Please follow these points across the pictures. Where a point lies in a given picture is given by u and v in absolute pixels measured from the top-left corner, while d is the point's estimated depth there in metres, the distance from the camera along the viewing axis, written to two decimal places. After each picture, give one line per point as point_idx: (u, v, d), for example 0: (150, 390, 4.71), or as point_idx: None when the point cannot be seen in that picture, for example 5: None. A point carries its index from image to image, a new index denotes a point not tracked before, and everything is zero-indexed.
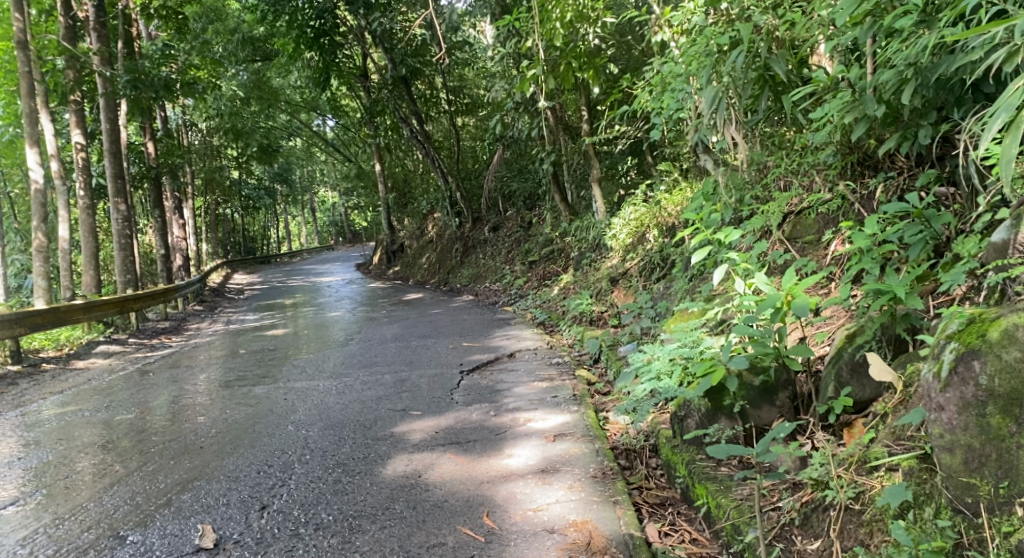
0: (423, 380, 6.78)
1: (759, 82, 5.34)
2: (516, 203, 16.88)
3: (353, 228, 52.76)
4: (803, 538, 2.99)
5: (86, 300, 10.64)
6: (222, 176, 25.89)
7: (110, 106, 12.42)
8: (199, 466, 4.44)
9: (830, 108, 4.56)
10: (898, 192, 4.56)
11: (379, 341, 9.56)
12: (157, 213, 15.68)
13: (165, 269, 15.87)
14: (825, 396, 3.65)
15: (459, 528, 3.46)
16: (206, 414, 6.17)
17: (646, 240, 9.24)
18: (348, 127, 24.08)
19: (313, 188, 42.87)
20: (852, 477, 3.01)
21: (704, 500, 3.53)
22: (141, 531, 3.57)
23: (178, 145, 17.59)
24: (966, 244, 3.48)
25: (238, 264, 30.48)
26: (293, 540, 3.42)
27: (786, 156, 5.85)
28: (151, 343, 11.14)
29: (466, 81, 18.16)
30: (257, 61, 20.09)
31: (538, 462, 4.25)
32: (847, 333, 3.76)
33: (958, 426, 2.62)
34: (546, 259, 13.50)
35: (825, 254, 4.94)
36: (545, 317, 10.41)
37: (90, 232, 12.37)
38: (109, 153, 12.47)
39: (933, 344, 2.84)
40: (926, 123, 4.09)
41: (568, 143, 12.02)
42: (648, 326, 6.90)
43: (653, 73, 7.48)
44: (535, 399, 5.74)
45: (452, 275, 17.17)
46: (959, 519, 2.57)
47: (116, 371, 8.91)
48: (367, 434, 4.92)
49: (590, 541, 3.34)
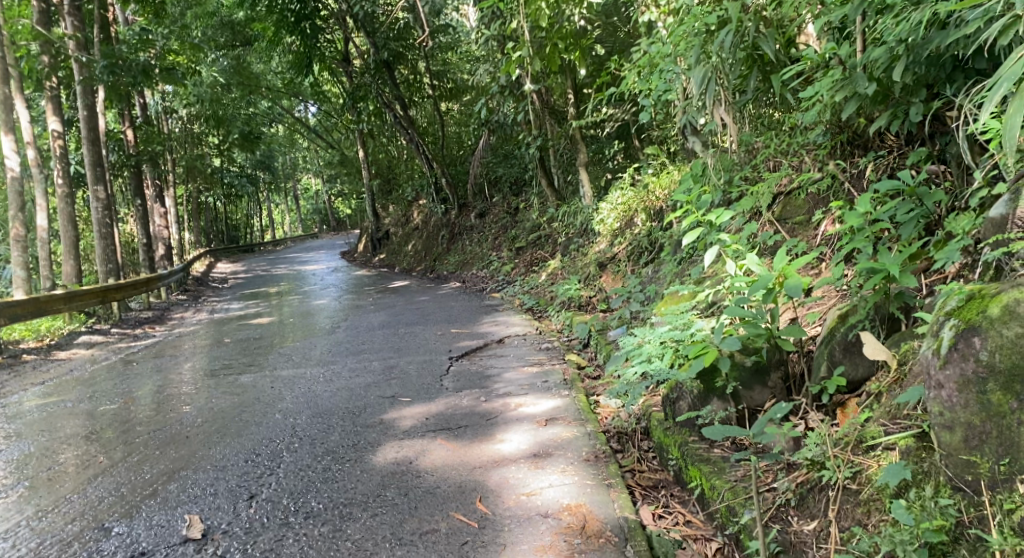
0: (412, 367, 6.73)
1: (748, 62, 5.30)
2: (503, 188, 16.80)
3: (338, 216, 52.43)
4: (799, 519, 2.97)
5: (66, 289, 10.48)
6: (204, 164, 25.56)
7: (87, 92, 12.18)
8: (185, 456, 4.36)
9: (820, 87, 4.53)
10: (888, 171, 4.55)
11: (366, 329, 9.48)
12: (138, 202, 15.45)
13: (146, 258, 15.66)
14: (818, 376, 3.64)
15: (451, 514, 3.42)
16: (191, 403, 6.09)
17: (634, 224, 9.21)
18: (331, 113, 23.85)
19: (296, 176, 42.50)
20: (849, 457, 2.99)
21: (698, 482, 3.51)
22: (127, 522, 3.50)
23: (158, 132, 17.32)
24: (959, 222, 3.46)
25: (222, 253, 30.20)
26: (282, 529, 3.36)
27: (775, 137, 5.88)
28: (134, 332, 11.00)
29: (450, 65, 18.00)
30: (237, 46, 19.80)
31: (530, 446, 4.21)
32: (840, 313, 3.75)
33: (958, 404, 2.60)
34: (533, 245, 13.44)
35: (815, 235, 4.92)
36: (534, 303, 10.37)
37: (70, 221, 12.16)
38: (87, 140, 12.21)
39: (931, 321, 2.83)
40: (917, 101, 4.07)
41: (555, 127, 11.94)
42: (638, 310, 6.88)
43: (640, 55, 7.42)
44: (525, 384, 5.71)
45: (439, 262, 17.08)
46: (959, 498, 2.55)
47: (98, 361, 8.79)
48: (357, 421, 4.86)
49: (584, 525, 3.31)
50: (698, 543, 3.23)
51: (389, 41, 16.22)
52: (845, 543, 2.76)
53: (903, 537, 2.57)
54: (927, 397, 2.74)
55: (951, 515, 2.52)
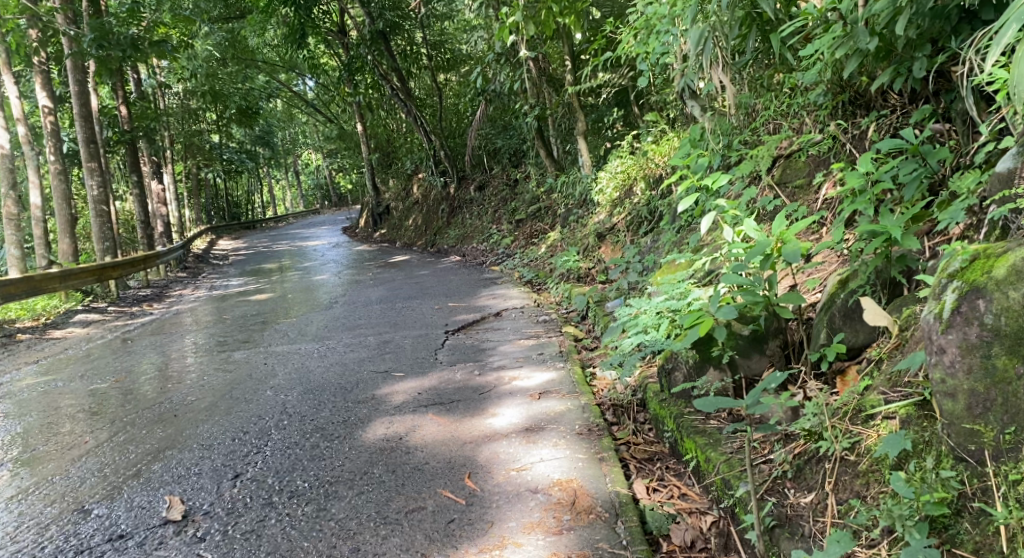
0: (407, 341, 6.64)
1: (746, 22, 5.11)
2: (502, 160, 16.59)
3: (339, 191, 52.18)
4: (796, 491, 2.86)
5: (61, 268, 10.36)
6: (201, 141, 25.31)
7: (77, 67, 11.93)
8: (171, 435, 4.28)
9: (820, 44, 4.35)
10: (891, 131, 4.40)
11: (363, 303, 9.38)
12: (134, 179, 15.26)
13: (145, 235, 15.56)
14: (817, 343, 3.53)
15: (439, 491, 3.33)
16: (184, 380, 6.00)
17: (633, 193, 9.05)
18: (328, 86, 23.57)
19: (296, 151, 42.19)
20: (848, 427, 2.88)
21: (693, 454, 3.41)
22: (108, 504, 3.42)
23: (153, 107, 17.08)
24: (964, 180, 3.31)
25: (223, 230, 30.08)
26: (265, 509, 3.27)
27: (775, 99, 5.70)
28: (132, 311, 10.90)
29: (447, 35, 17.71)
30: (231, 19, 19.46)
31: (522, 420, 4.11)
32: (840, 278, 3.62)
33: (961, 370, 2.48)
34: (532, 217, 13.28)
35: (815, 198, 4.77)
36: (532, 276, 10.25)
37: (65, 199, 12.01)
38: (79, 116, 11.96)
39: (933, 284, 2.70)
40: (921, 56, 3.90)
41: (553, 96, 11.70)
42: (636, 281, 6.74)
43: (637, 17, 7.19)
44: (521, 356, 5.61)
45: (439, 236, 16.94)
46: (963, 469, 2.44)
47: (94, 339, 8.72)
48: (348, 397, 4.77)
49: (574, 501, 3.21)
50: (692, 517, 3.13)
51: (385, 11, 15.91)
52: (842, 516, 2.65)
53: (902, 511, 2.45)
54: (928, 363, 2.62)
55: (953, 488, 2.41)
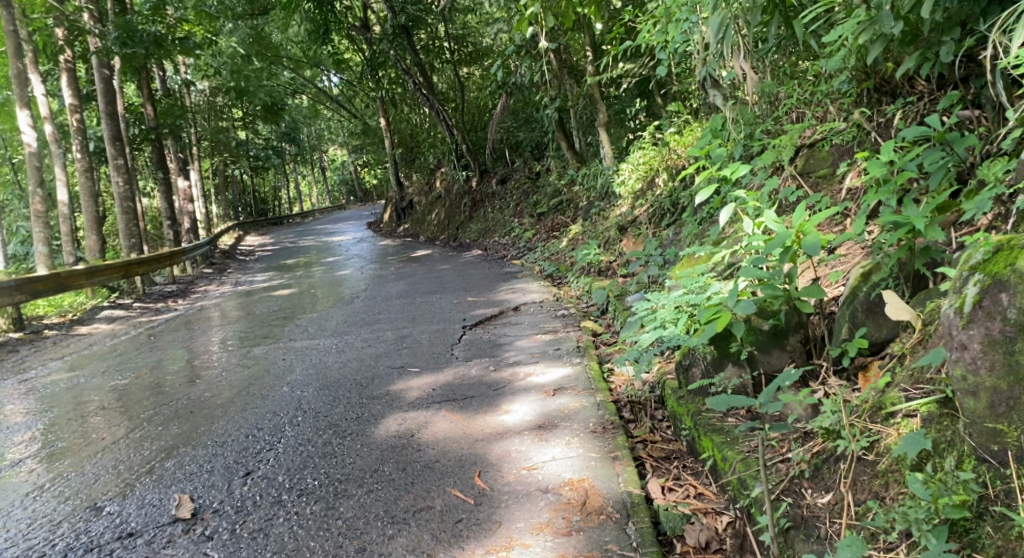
0: (425, 336, 6.61)
1: (768, 9, 4.99)
2: (524, 153, 16.50)
3: (365, 186, 52.46)
4: (813, 492, 2.76)
5: (88, 264, 10.51)
6: (227, 137, 25.56)
7: (103, 66, 12.06)
8: (187, 432, 4.28)
9: (843, 30, 4.22)
10: (918, 118, 4.28)
11: (383, 298, 9.38)
12: (161, 175, 15.43)
13: (171, 231, 15.72)
14: (839, 338, 3.42)
15: (448, 491, 3.28)
16: (203, 376, 6.02)
17: (655, 185, 8.92)
18: (351, 82, 23.65)
19: (321, 147, 42.46)
20: (867, 425, 2.77)
21: (710, 452, 3.33)
22: (120, 501, 3.45)
23: (178, 104, 17.20)
24: (992, 168, 3.17)
25: (249, 226, 30.37)
26: (274, 507, 3.26)
27: (797, 87, 5.58)
28: (157, 306, 11.02)
29: (469, 28, 17.64)
30: (255, 16, 19.59)
31: (535, 417, 4.05)
32: (862, 270, 3.51)
33: (983, 367, 2.37)
34: (554, 210, 13.17)
35: (839, 189, 4.65)
36: (553, 269, 10.15)
37: (92, 196, 12.15)
38: (106, 115, 12.07)
39: (955, 277, 2.59)
40: (949, 40, 3.76)
41: (574, 87, 11.60)
42: (656, 274, 6.63)
43: (658, 6, 7.06)
44: (537, 352, 5.56)
45: (461, 230, 16.90)
46: (986, 471, 2.32)
47: (119, 335, 8.82)
48: (363, 393, 4.75)
49: (585, 501, 3.14)
50: (708, 517, 3.05)
51: (406, 5, 15.88)
52: (860, 518, 2.55)
53: (918, 514, 2.34)
54: (948, 360, 2.50)
55: (975, 490, 2.29)
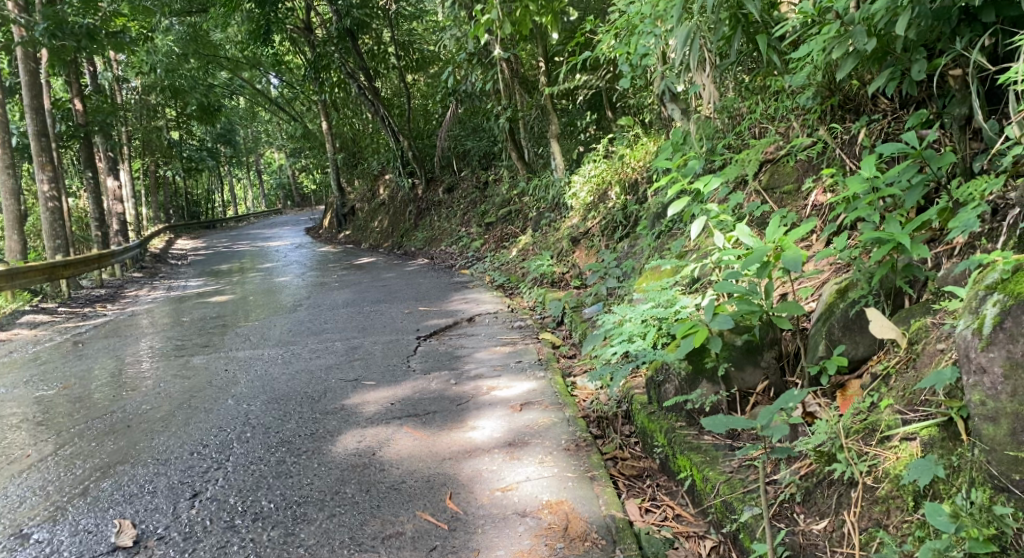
0: (377, 347, 6.34)
1: (732, 22, 4.96)
2: (471, 162, 16.37)
3: (302, 191, 51.44)
4: (806, 517, 2.73)
5: (8, 266, 9.83)
6: (159, 137, 24.54)
7: (29, 57, 11.29)
8: (124, 448, 3.93)
9: (813, 46, 4.19)
10: (883, 135, 4.28)
11: (328, 307, 9.03)
12: (89, 175, 14.60)
13: (98, 233, 14.88)
14: (816, 355, 3.38)
15: (418, 514, 3.08)
16: (137, 388, 5.61)
17: (608, 198, 8.87)
18: (293, 84, 23.06)
19: (257, 149, 41.30)
20: (863, 449, 2.73)
21: (689, 473, 3.23)
22: (49, 528, 3.12)
23: (109, 101, 16.32)
24: (975, 186, 3.16)
25: (180, 229, 29.24)
26: (226, 533, 3.00)
27: (760, 102, 5.62)
28: (84, 312, 10.38)
29: (416, 35, 17.46)
30: (194, 13, 18.87)
31: (503, 434, 3.87)
32: (839, 287, 3.48)
33: (1004, 392, 2.33)
34: (503, 221, 13.03)
35: (804, 205, 4.65)
36: (504, 280, 10.02)
37: (12, 194, 11.32)
38: (31, 108, 11.29)
39: (967, 297, 2.55)
40: (920, 58, 3.73)
41: (525, 98, 11.53)
42: (614, 287, 6.54)
43: (618, 17, 6.98)
44: (498, 365, 5.37)
45: (406, 238, 16.59)
46: (1007, 501, 2.25)
47: (43, 342, 8.23)
48: (316, 407, 4.47)
49: (567, 525, 2.99)
50: (691, 542, 2.96)
51: (353, 8, 15.34)
52: (864, 548, 2.51)
53: (945, 548, 2.27)
54: (965, 383, 2.44)
55: (1007, 523, 2.22)
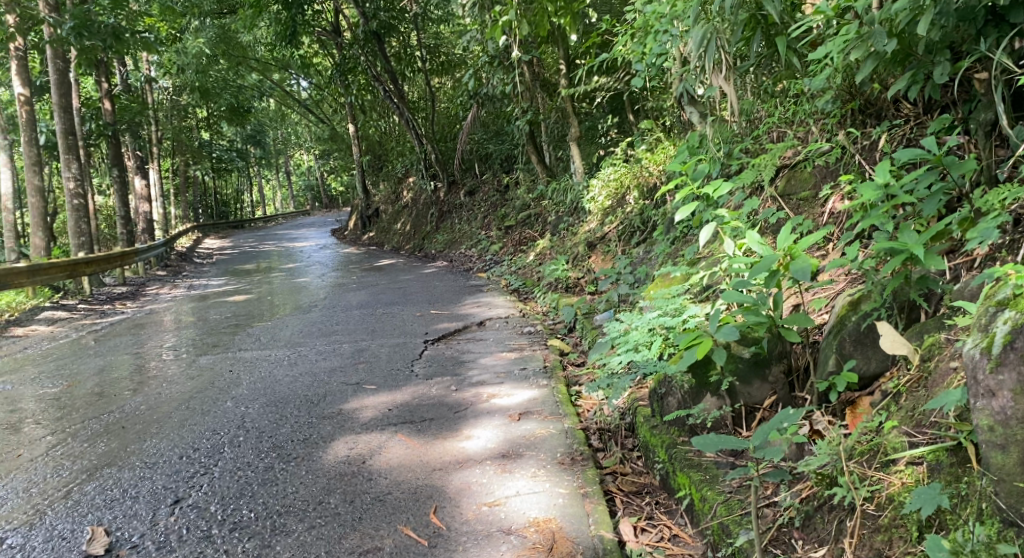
0: (383, 350, 6.26)
1: (750, 24, 4.78)
2: (493, 165, 16.27)
3: (329, 192, 51.78)
4: (805, 543, 2.58)
5: (29, 262, 9.90)
6: (189, 137, 24.78)
7: (58, 56, 11.35)
8: (114, 450, 3.87)
9: (831, 47, 4.01)
10: (905, 141, 4.10)
11: (342, 308, 8.98)
12: (116, 174, 14.72)
13: (123, 231, 14.98)
14: (826, 371, 3.19)
15: (399, 529, 2.97)
16: (139, 387, 5.57)
17: (626, 202, 8.71)
18: (320, 86, 23.17)
19: (286, 151, 41.66)
20: (866, 472, 2.57)
21: (686, 490, 3.08)
22: (24, 533, 3.06)
23: (137, 101, 16.43)
24: (997, 194, 2.98)
25: (207, 229, 29.49)
26: (201, 543, 2.91)
27: (779, 106, 5.44)
28: (103, 309, 10.44)
29: (441, 39, 17.44)
30: (223, 15, 19.02)
31: (498, 445, 3.75)
32: (851, 298, 3.30)
33: (1014, 418, 2.15)
34: (522, 224, 12.90)
35: (821, 213, 4.46)
36: (520, 284, 9.90)
37: (39, 192, 11.40)
38: (59, 107, 11.36)
39: (978, 313, 2.38)
40: (943, 61, 3.52)
41: (546, 101, 11.41)
42: (626, 293, 6.38)
43: (636, 18, 6.81)
44: (502, 371, 5.25)
45: (427, 241, 16.53)
46: (1017, 538, 2.07)
47: (58, 338, 8.28)
48: (313, 412, 4.38)
49: (552, 545, 2.85)
50: None
51: (380, 11, 15.33)
52: None
53: None
54: (974, 407, 2.27)
55: None
